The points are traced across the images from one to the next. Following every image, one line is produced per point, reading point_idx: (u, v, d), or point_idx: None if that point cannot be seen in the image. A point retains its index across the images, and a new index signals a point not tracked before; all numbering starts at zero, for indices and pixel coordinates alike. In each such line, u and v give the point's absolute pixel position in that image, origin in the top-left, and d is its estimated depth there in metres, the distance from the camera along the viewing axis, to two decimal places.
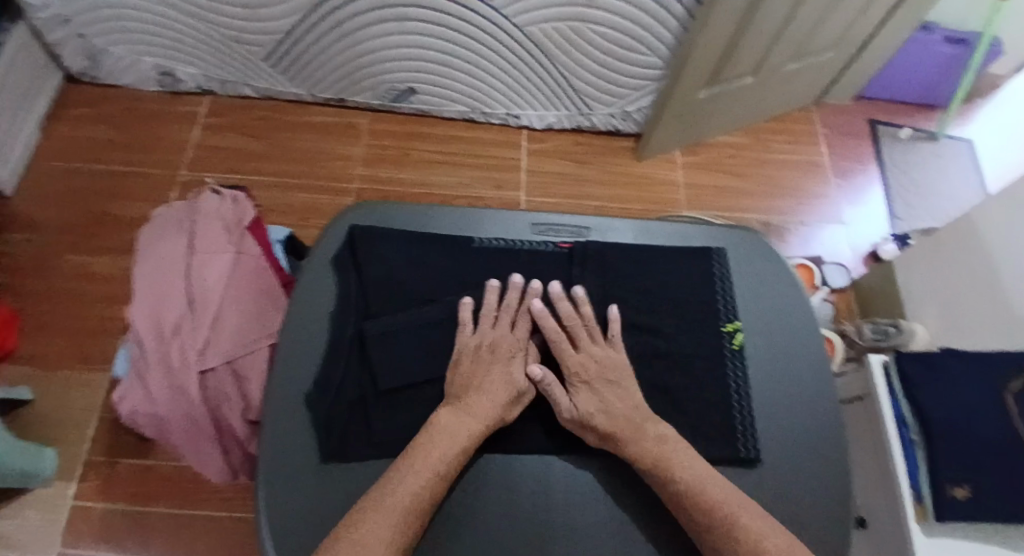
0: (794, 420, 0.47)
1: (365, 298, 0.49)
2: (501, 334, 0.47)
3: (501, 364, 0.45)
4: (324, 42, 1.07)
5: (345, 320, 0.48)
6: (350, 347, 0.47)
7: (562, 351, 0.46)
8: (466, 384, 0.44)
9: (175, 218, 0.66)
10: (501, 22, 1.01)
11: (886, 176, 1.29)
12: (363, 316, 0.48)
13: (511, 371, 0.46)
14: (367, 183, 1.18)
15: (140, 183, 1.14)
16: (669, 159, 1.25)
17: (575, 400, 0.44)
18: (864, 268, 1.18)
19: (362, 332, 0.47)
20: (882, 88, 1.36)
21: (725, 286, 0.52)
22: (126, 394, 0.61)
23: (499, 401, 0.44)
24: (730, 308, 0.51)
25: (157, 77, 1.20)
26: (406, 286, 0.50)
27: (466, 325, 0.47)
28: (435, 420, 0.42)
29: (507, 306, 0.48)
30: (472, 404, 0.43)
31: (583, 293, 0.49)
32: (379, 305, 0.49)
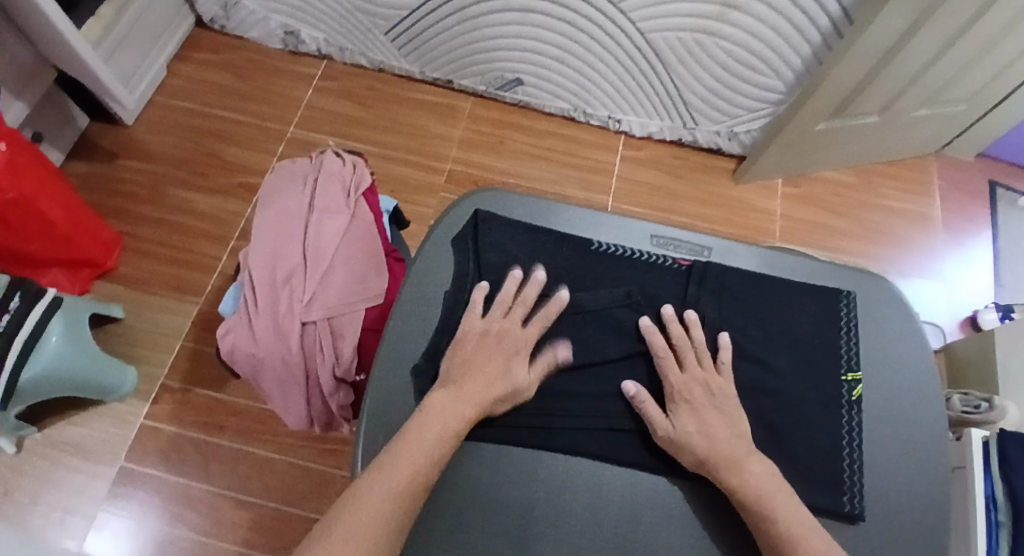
0: (908, 484, 0.45)
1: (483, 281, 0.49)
2: (509, 324, 0.46)
3: (501, 356, 0.44)
4: (446, 23, 1.09)
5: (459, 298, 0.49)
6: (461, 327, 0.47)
7: (666, 369, 0.45)
8: (466, 367, 0.44)
9: (301, 173, 0.69)
10: (626, 25, 1.00)
11: (998, 241, 1.20)
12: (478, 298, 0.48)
13: (510, 365, 0.44)
14: (459, 164, 1.20)
15: (249, 132, 1.20)
16: (767, 187, 1.21)
17: (676, 421, 0.42)
18: (960, 334, 1.10)
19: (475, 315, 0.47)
20: (1010, 148, 1.26)
21: (851, 334, 0.49)
22: (231, 330, 0.64)
23: (490, 394, 0.42)
24: (853, 356, 0.48)
25: (282, 35, 1.26)
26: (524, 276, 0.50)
27: (475, 308, 0.47)
28: (427, 401, 0.42)
29: (522, 301, 0.47)
30: (466, 389, 0.42)
31: (696, 317, 0.48)
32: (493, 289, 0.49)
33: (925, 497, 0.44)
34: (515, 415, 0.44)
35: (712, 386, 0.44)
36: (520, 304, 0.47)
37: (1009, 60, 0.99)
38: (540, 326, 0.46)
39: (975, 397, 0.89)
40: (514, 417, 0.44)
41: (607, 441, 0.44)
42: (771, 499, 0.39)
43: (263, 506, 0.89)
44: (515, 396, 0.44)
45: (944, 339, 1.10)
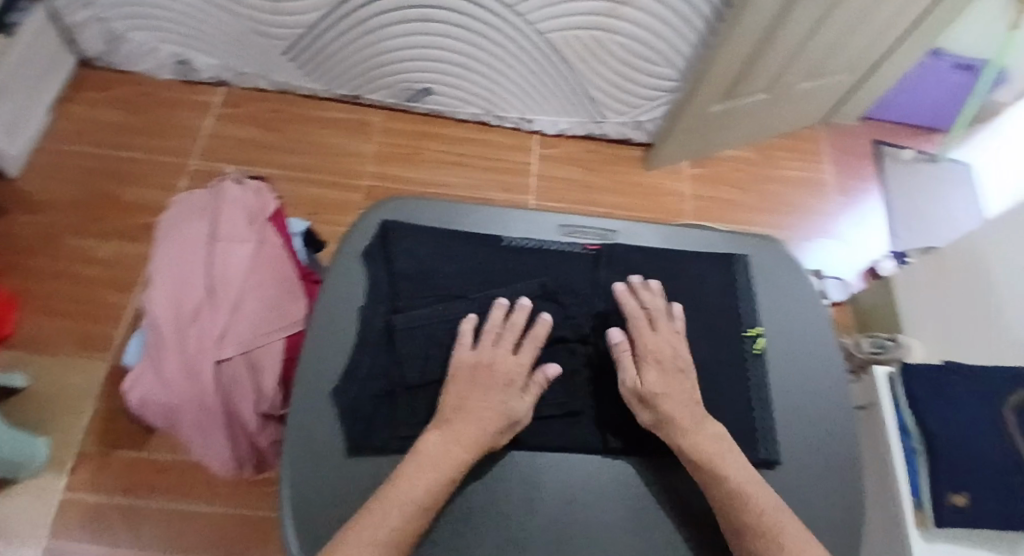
0: (818, 425, 0.48)
1: (396, 289, 0.48)
2: (501, 353, 0.45)
3: (497, 387, 0.43)
4: (346, 38, 1.08)
5: (375, 310, 0.48)
6: (379, 338, 0.46)
7: (638, 329, 0.47)
8: (455, 404, 0.42)
9: (199, 205, 0.66)
10: (524, 27, 1.02)
11: (886, 196, 1.31)
12: (393, 307, 0.48)
13: (508, 395, 0.43)
14: (377, 180, 1.18)
15: (150, 170, 1.14)
16: (677, 170, 1.26)
17: (647, 375, 0.44)
18: (863, 284, 1.19)
19: (392, 324, 0.47)
20: (887, 110, 1.38)
21: (749, 293, 0.53)
22: (137, 380, 0.62)
23: (488, 427, 0.41)
24: (753, 314, 0.52)
25: (174, 66, 1.20)
26: (436, 278, 0.49)
27: (464, 339, 0.45)
28: (421, 443, 0.40)
29: (512, 327, 0.46)
30: (461, 428, 0.40)
31: (661, 286, 0.50)
32: (408, 296, 0.48)
33: (834, 436, 0.47)
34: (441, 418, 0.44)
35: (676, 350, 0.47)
36: (512, 331, 0.46)
37: (874, 30, 1.09)
38: (530, 349, 0.46)
39: (881, 338, 0.98)
40: None
41: (539, 428, 0.45)
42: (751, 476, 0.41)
43: None
44: (513, 427, 0.42)
45: (850, 291, 1.18)
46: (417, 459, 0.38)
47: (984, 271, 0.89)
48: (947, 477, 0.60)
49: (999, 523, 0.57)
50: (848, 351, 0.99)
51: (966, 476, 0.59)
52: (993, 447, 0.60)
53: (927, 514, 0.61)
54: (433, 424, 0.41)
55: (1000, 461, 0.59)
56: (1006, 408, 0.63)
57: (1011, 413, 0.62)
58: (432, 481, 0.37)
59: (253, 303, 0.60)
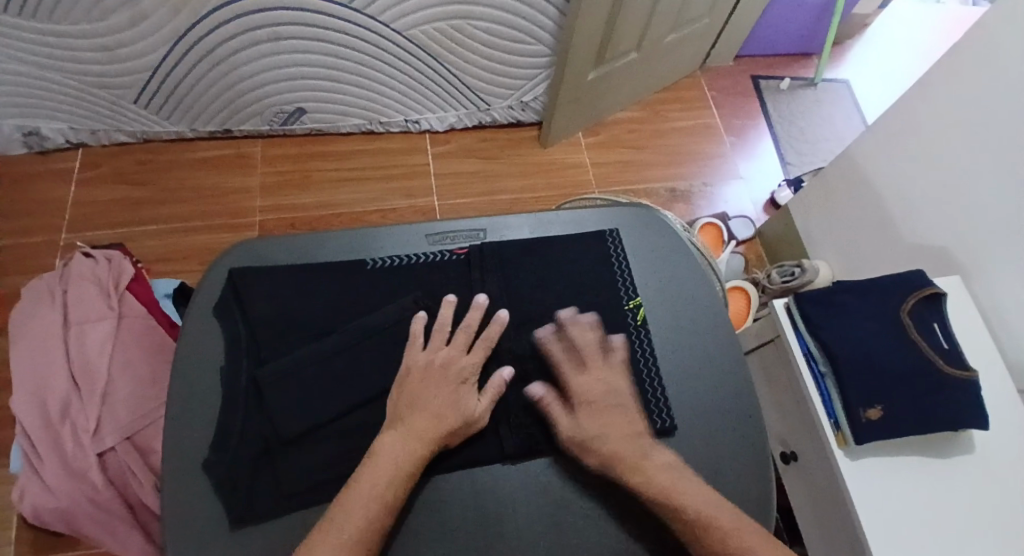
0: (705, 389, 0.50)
1: (258, 341, 0.46)
2: (453, 354, 0.45)
3: (451, 387, 0.43)
4: (196, 73, 1.01)
5: (238, 367, 0.45)
6: (246, 393, 0.44)
7: (565, 370, 0.46)
8: (410, 403, 0.42)
9: (44, 290, 0.61)
10: (382, 29, 0.98)
11: (773, 127, 1.36)
12: (256, 361, 0.46)
13: (461, 396, 0.43)
14: (270, 212, 1.13)
15: (21, 254, 1.04)
16: (574, 142, 1.27)
17: (581, 420, 0.43)
18: (766, 216, 1.24)
19: (256, 379, 0.44)
20: (758, 45, 1.43)
21: (627, 269, 0.54)
22: (24, 489, 0.56)
23: (443, 425, 0.41)
24: (632, 287, 0.53)
25: (20, 138, 1.09)
26: (302, 319, 0.47)
27: (415, 340, 0.45)
28: (377, 446, 0.40)
29: (465, 326, 0.46)
30: (416, 426, 0.41)
31: (594, 318, 0.50)
32: (274, 349, 0.46)
33: (716, 389, 0.50)
34: (326, 468, 0.42)
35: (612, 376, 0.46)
36: (463, 335, 0.46)
37: None
38: (482, 349, 0.46)
39: (790, 266, 1.02)
40: (326, 469, 0.42)
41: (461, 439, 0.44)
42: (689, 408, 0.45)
43: None
44: (468, 426, 0.43)
45: (756, 226, 1.23)
46: (373, 458, 0.39)
47: (866, 181, 0.93)
48: (858, 395, 0.63)
49: (909, 426, 0.60)
50: (762, 284, 1.04)
51: (875, 391, 0.62)
52: (894, 351, 0.64)
53: (846, 434, 0.63)
54: (389, 426, 0.41)
55: (899, 363, 0.63)
56: (903, 311, 0.66)
57: (907, 316, 0.66)
58: (392, 480, 0.38)
59: (124, 385, 0.56)
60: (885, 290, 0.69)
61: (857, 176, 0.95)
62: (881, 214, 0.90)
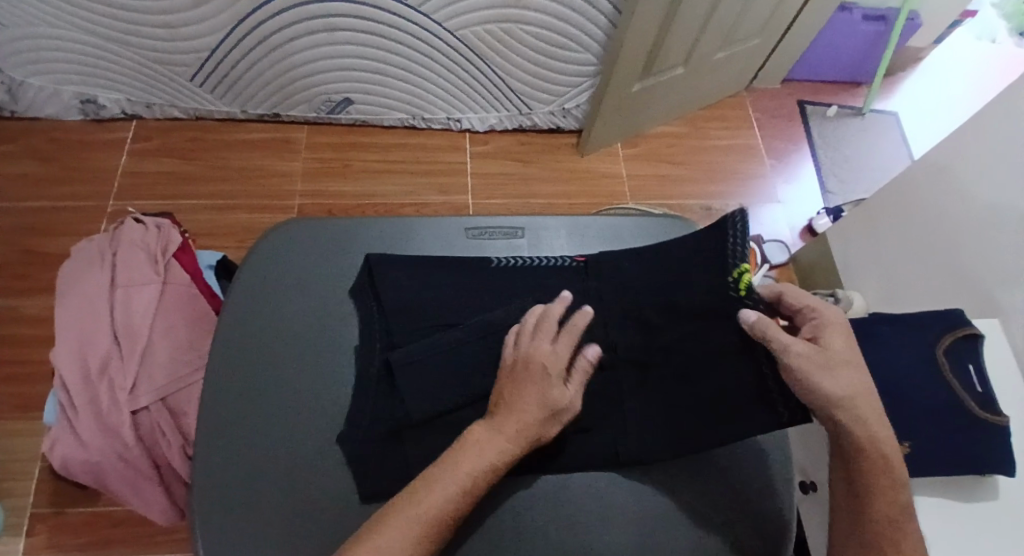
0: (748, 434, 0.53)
1: (389, 327, 0.48)
2: (538, 346, 0.43)
3: (532, 379, 0.42)
4: (252, 57, 1.04)
5: (371, 351, 0.48)
6: (379, 377, 0.46)
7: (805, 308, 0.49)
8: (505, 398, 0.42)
9: (95, 251, 0.64)
10: (434, 27, 1.00)
11: (816, 153, 1.34)
12: (388, 347, 0.48)
13: (547, 387, 0.42)
14: (309, 197, 1.15)
15: (70, 217, 1.09)
16: (612, 152, 1.27)
17: (827, 351, 0.44)
18: (801, 243, 1.22)
19: (389, 362, 0.46)
20: (807, 69, 1.41)
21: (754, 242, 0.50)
22: (56, 440, 0.58)
23: (533, 422, 0.41)
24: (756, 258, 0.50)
25: (78, 105, 1.14)
26: (429, 308, 0.49)
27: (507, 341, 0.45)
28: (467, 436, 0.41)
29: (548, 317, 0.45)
30: (504, 419, 0.40)
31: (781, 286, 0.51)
32: (402, 332, 0.48)
33: None
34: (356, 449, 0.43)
35: (838, 320, 0.47)
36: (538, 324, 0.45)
37: None
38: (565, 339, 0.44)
39: (823, 295, 0.99)
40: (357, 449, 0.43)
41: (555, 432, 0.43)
42: (848, 394, 0.43)
43: None
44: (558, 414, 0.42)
45: (791, 252, 1.21)
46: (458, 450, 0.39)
47: (911, 212, 0.91)
48: None
49: (938, 465, 0.58)
50: None
51: (900, 426, 0.61)
52: (924, 388, 0.63)
53: None
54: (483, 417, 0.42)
55: (928, 402, 0.62)
56: (937, 348, 0.65)
57: (942, 353, 0.65)
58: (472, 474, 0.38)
59: (163, 349, 0.58)
60: (922, 325, 0.68)
61: (898, 208, 0.93)
62: (923, 250, 0.88)
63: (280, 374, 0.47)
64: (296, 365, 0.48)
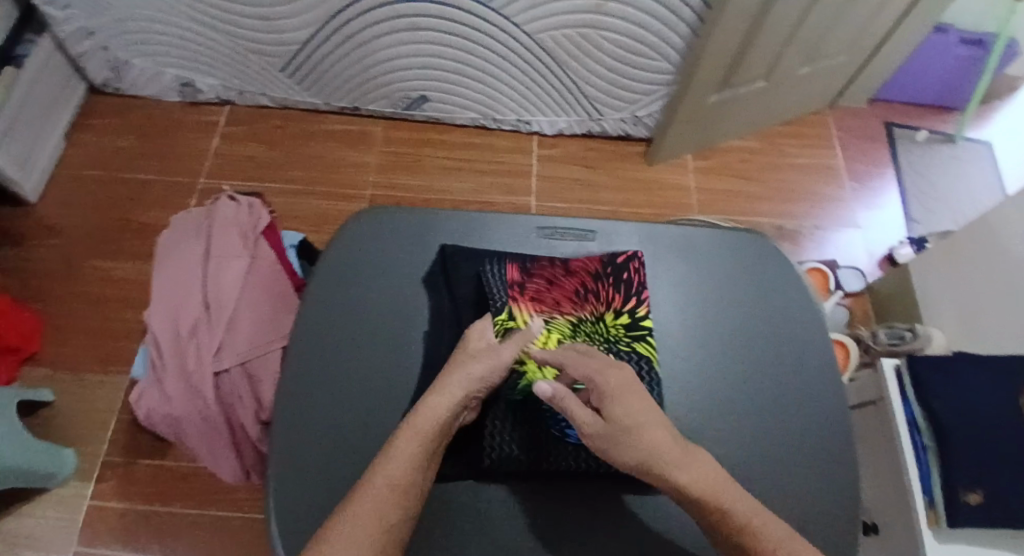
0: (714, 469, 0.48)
1: (458, 317, 0.51)
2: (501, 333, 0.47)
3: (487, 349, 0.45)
4: (339, 51, 1.09)
5: (441, 337, 0.50)
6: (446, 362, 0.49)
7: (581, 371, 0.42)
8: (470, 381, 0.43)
9: (194, 223, 0.69)
10: (513, 29, 1.02)
11: (900, 179, 1.27)
12: (457, 334, 0.51)
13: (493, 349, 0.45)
14: (381, 188, 1.20)
15: (161, 190, 1.17)
16: (681, 163, 1.25)
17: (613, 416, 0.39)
18: (879, 272, 1.17)
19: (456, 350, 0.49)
20: (896, 91, 1.35)
21: (526, 293, 0.51)
22: (144, 393, 0.64)
23: None
24: (532, 304, 0.51)
25: (178, 88, 1.23)
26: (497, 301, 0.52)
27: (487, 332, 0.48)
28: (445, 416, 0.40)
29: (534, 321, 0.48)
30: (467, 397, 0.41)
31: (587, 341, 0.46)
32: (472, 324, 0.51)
33: (808, 430, 0.49)
34: None
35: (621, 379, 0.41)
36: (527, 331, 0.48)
37: (873, 6, 1.06)
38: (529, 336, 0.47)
39: (900, 327, 0.97)
40: None
41: None
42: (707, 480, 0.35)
43: None
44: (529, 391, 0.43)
45: (866, 279, 1.16)
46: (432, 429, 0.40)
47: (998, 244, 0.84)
48: (961, 474, 0.58)
49: (1014, 517, 0.55)
50: (866, 343, 0.98)
51: (983, 475, 0.57)
52: (1010, 436, 0.59)
53: (939, 514, 0.60)
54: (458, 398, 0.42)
55: (1012, 452, 0.58)
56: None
57: None
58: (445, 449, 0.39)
59: (246, 319, 0.62)
60: (1011, 367, 0.64)
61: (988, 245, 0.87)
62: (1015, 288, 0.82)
63: (353, 352, 0.49)
64: (371, 344, 0.50)
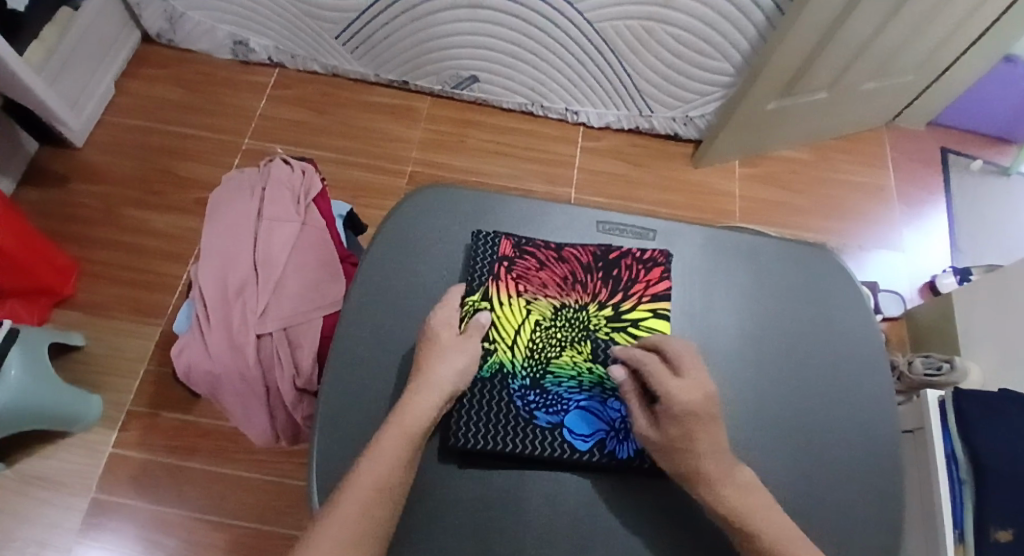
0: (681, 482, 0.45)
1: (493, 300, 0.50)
2: None
3: None
4: (396, 23, 1.08)
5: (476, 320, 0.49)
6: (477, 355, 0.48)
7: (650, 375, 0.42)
8: None
9: (248, 182, 0.69)
10: (575, 17, 1.00)
11: (951, 207, 1.23)
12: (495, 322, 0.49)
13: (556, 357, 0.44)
14: (421, 165, 1.19)
15: (204, 147, 1.18)
16: (728, 169, 1.23)
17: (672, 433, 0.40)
18: (920, 300, 1.14)
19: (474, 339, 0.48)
20: (957, 116, 1.30)
21: (511, 273, 0.50)
22: (184, 348, 0.64)
23: None
24: (514, 285, 0.50)
25: (230, 46, 1.23)
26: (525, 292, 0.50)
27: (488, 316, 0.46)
28: None
29: None
30: None
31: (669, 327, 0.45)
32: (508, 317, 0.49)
33: (854, 452, 0.48)
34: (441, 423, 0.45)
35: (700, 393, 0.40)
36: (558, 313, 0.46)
37: (950, 26, 1.02)
38: None
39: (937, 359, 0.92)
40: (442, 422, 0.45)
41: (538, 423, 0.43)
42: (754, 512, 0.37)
43: (240, 523, 0.87)
44: None
45: (905, 306, 1.13)
46: None
47: None
48: (994, 511, 0.56)
49: None
50: (899, 369, 0.96)
51: (1015, 512, 0.56)
52: None
53: (970, 549, 0.59)
54: None
55: None
56: None
57: None
58: None
59: (292, 283, 0.62)
60: None
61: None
62: None
63: (401, 330, 0.49)
64: (422, 321, 0.50)
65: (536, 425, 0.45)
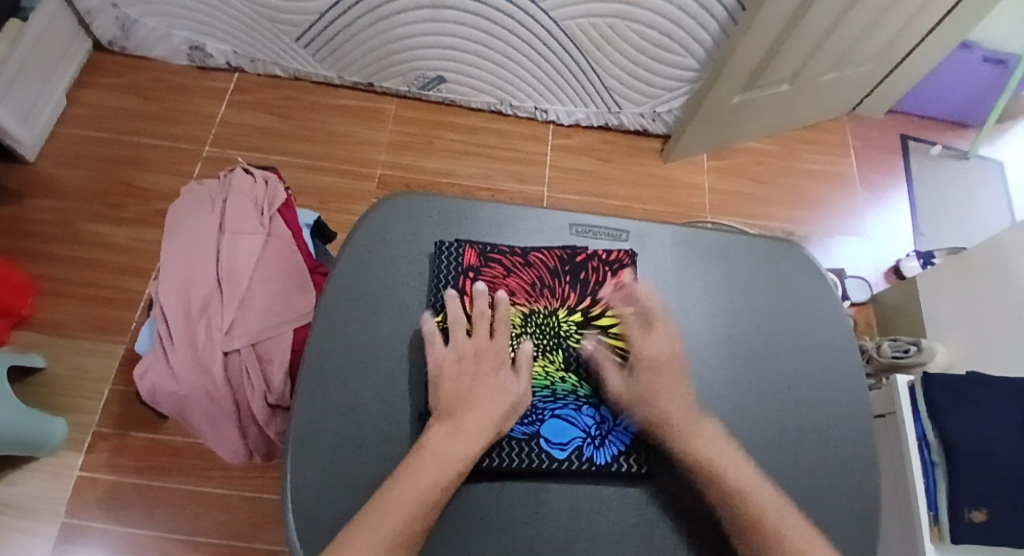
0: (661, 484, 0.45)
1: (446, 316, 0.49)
2: (475, 343, 0.47)
3: (485, 373, 0.46)
4: (358, 25, 1.06)
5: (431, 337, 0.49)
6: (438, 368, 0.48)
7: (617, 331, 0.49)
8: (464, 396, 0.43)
9: (209, 194, 0.67)
10: (540, 15, 0.99)
11: (913, 193, 1.27)
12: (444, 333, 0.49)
13: (502, 382, 0.46)
14: (391, 169, 1.17)
15: (164, 156, 1.14)
16: (697, 162, 1.24)
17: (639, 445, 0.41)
18: (885, 284, 1.17)
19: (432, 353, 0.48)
20: (915, 104, 1.34)
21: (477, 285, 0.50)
22: (148, 369, 0.61)
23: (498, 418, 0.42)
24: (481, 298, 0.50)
25: (187, 51, 1.19)
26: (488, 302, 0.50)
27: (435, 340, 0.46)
28: None
29: (478, 313, 0.49)
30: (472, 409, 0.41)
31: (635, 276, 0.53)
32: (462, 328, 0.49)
33: (830, 443, 0.49)
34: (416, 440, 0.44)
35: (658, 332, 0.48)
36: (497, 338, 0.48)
37: (906, 16, 1.04)
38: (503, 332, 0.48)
39: (905, 342, 0.93)
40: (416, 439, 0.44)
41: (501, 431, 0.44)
42: None
43: (216, 543, 0.84)
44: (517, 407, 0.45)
45: (872, 291, 1.16)
46: None
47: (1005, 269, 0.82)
48: (966, 492, 0.58)
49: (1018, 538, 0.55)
50: (868, 352, 0.96)
51: (986, 491, 0.57)
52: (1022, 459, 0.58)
53: (944, 530, 0.61)
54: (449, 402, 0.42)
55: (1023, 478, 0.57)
56: None
57: None
58: None
59: (259, 297, 0.61)
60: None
61: (985, 265, 0.85)
62: None
63: (374, 342, 0.48)
64: (396, 332, 0.49)
65: (513, 436, 0.44)
